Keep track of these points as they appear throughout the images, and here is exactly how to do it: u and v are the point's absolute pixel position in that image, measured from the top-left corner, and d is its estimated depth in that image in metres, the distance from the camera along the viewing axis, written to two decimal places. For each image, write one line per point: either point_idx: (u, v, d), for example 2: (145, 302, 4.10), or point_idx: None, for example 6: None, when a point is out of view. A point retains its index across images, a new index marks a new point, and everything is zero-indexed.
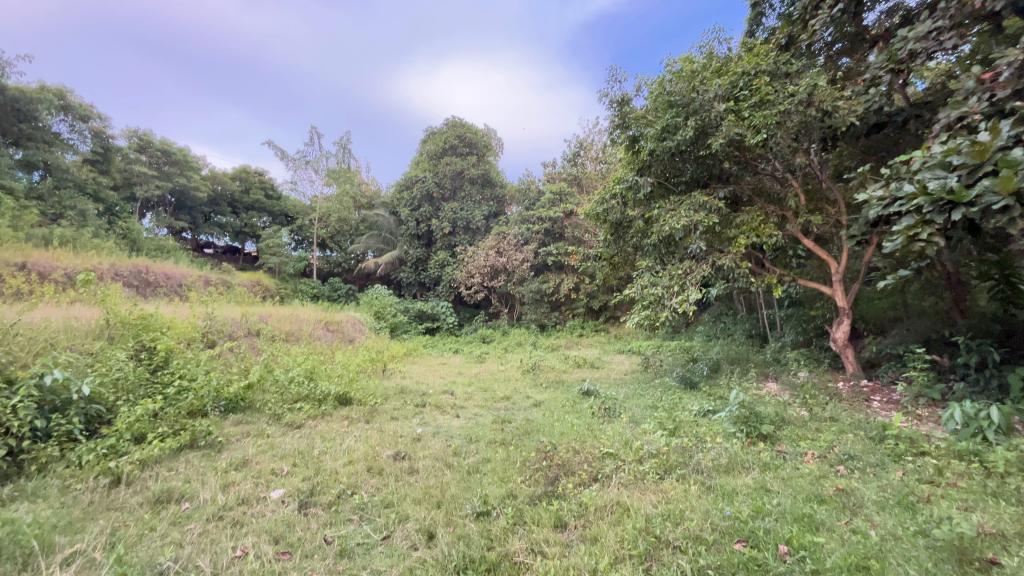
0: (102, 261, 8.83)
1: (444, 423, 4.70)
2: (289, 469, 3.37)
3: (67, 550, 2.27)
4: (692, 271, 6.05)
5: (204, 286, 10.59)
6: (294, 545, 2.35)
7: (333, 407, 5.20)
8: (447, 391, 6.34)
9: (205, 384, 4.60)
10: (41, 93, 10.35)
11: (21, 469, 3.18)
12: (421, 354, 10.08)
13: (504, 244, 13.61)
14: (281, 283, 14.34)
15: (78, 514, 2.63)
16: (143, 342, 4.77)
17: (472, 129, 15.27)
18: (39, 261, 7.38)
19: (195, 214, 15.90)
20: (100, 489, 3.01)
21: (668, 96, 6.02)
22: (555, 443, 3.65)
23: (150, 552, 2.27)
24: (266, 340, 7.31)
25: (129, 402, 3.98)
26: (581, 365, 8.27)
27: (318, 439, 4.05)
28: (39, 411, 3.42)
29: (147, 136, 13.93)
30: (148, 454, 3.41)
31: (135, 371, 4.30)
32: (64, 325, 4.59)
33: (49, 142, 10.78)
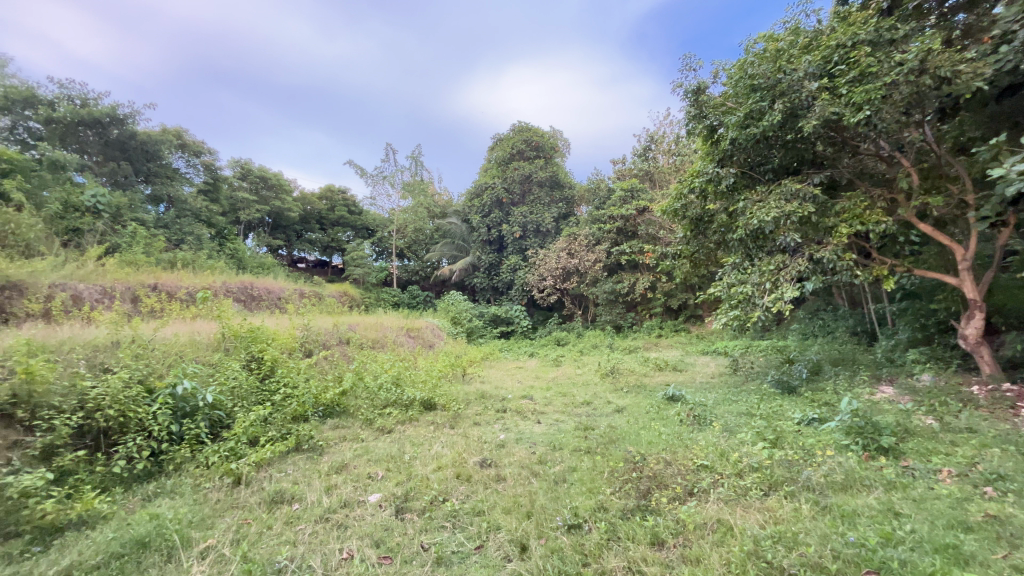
0: (216, 280, 9.90)
1: (526, 429, 4.70)
2: (383, 474, 3.53)
3: (202, 544, 2.54)
4: (786, 266, 5.55)
5: (299, 298, 11.53)
6: (394, 550, 2.45)
7: (418, 412, 5.40)
8: (526, 396, 6.35)
9: (306, 391, 4.97)
10: (163, 135, 11.98)
11: (161, 468, 3.64)
12: (498, 358, 10.22)
13: (576, 246, 13.43)
14: (365, 293, 15.26)
15: (209, 511, 2.95)
16: (253, 353, 5.26)
17: (539, 132, 15.30)
18: (168, 282, 8.43)
19: (289, 232, 17.36)
20: (223, 488, 3.34)
21: (750, 79, 5.62)
22: (644, 453, 3.50)
23: (270, 550, 2.48)
24: (355, 348, 7.78)
25: (244, 408, 4.41)
26: (663, 369, 7.92)
27: (408, 445, 4.22)
28: (173, 416, 3.90)
29: (248, 164, 15.48)
30: (262, 456, 3.75)
31: (248, 380, 4.76)
32: (190, 339, 5.19)
33: (171, 177, 12.35)
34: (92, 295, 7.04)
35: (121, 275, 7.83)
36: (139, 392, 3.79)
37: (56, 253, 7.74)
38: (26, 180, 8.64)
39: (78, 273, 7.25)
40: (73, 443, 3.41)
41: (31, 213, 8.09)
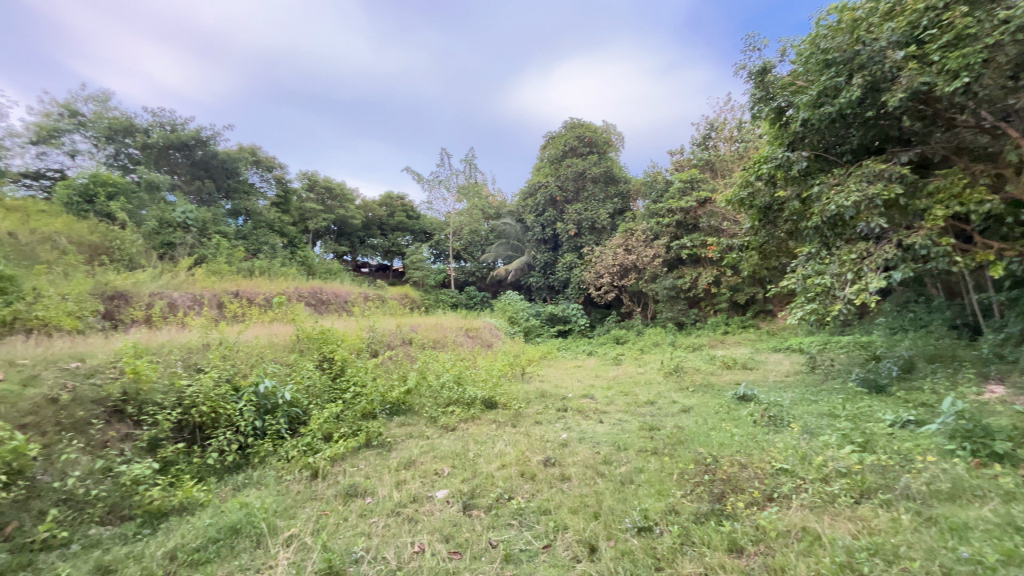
0: (290, 286, 10.57)
1: (588, 429, 4.63)
2: (449, 471, 3.61)
3: (286, 532, 2.71)
4: (870, 254, 5.10)
5: (364, 301, 12.06)
6: (463, 546, 2.49)
7: (480, 411, 5.47)
8: (586, 395, 6.26)
9: (374, 390, 5.18)
10: (240, 154, 12.97)
11: (248, 461, 3.92)
12: (556, 357, 10.17)
13: (633, 241, 13.08)
14: (424, 295, 15.72)
15: (291, 502, 3.14)
16: (325, 353, 5.56)
17: (592, 127, 15.06)
18: (248, 289, 9.11)
19: (353, 239, 18.21)
20: (302, 480, 3.55)
21: (824, 54, 5.20)
22: (716, 454, 3.33)
23: (347, 540, 2.59)
24: (418, 348, 8.02)
25: (318, 405, 4.67)
26: (732, 367, 7.53)
27: (471, 442, 4.28)
28: (257, 413, 4.21)
29: (314, 176, 16.43)
30: (336, 451, 3.94)
31: (321, 379, 5.04)
32: (269, 341, 5.58)
33: (248, 191, 13.36)
34: (185, 302, 7.73)
35: (208, 283, 8.56)
36: (227, 390, 4.12)
37: (154, 265, 8.59)
38: (129, 201, 9.68)
39: (172, 283, 8.00)
40: (173, 436, 3.77)
41: (133, 230, 9.05)
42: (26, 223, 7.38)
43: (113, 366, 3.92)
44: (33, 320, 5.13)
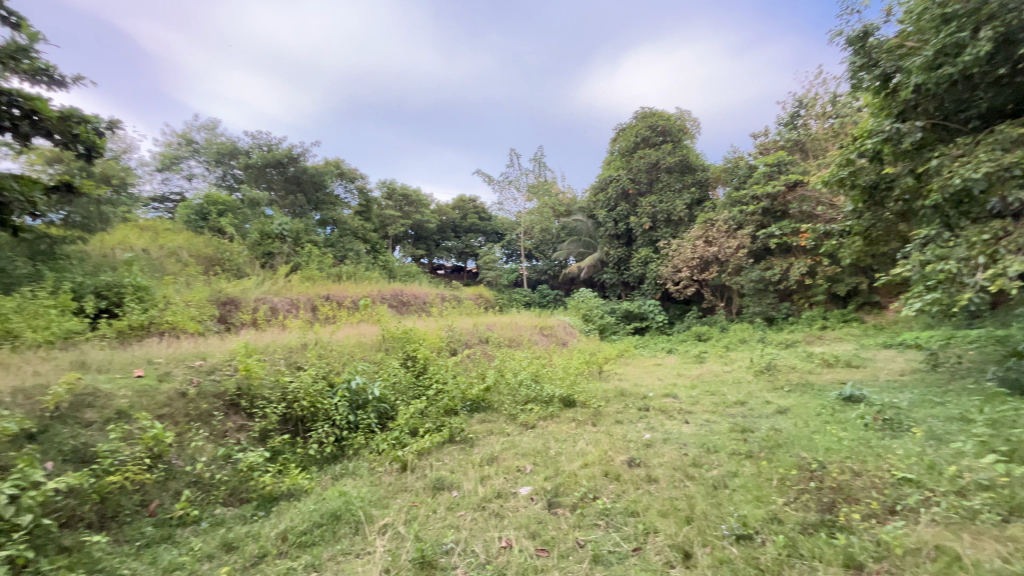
0: (374, 289, 11.20)
1: (673, 429, 4.43)
2: (531, 468, 3.62)
3: (381, 520, 2.86)
4: (1008, 234, 4.39)
5: (442, 302, 12.49)
6: (550, 544, 2.48)
7: (559, 409, 5.44)
8: (669, 394, 6.00)
9: (455, 387, 5.33)
10: (326, 168, 14.01)
11: (344, 452, 4.17)
12: (633, 355, 9.88)
13: (713, 232, 12.36)
14: (498, 295, 15.97)
15: (384, 492, 3.31)
16: (408, 352, 5.83)
17: (665, 115, 14.44)
18: (337, 292, 9.78)
19: (429, 242, 18.94)
20: (393, 472, 3.74)
21: (940, 8, 4.56)
22: (823, 460, 3.04)
23: (437, 532, 2.69)
24: (495, 346, 8.16)
25: (404, 402, 4.89)
26: (834, 365, 6.85)
27: (552, 440, 4.26)
28: (350, 408, 4.50)
29: (392, 184, 17.31)
30: (422, 446, 4.10)
31: (406, 377, 5.28)
32: (359, 341, 5.95)
33: (334, 202, 14.38)
34: (285, 306, 8.47)
35: (303, 289, 9.32)
36: (324, 387, 4.44)
37: (258, 273, 9.51)
38: (235, 217, 10.80)
39: (274, 289, 8.81)
40: (280, 428, 4.12)
41: (239, 243, 10.07)
42: (156, 241, 8.49)
43: (228, 364, 4.39)
44: (165, 324, 5.88)
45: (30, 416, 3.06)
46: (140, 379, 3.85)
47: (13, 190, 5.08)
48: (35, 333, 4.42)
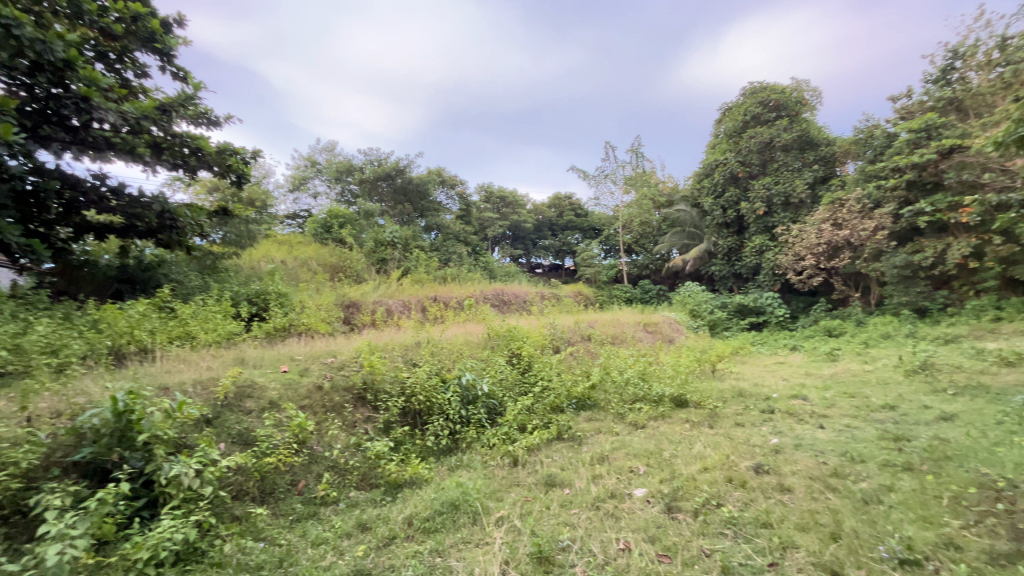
0: (477, 289, 11.63)
1: (806, 434, 3.98)
2: (645, 469, 3.48)
3: (497, 513, 2.94)
4: None
5: (541, 300, 12.59)
6: (672, 550, 2.36)
7: (670, 409, 5.18)
8: (797, 396, 5.40)
9: (560, 384, 5.33)
10: (429, 177, 14.89)
11: (458, 445, 4.37)
12: (750, 353, 9.08)
13: (843, 214, 10.93)
14: (598, 292, 15.69)
15: (498, 486, 3.40)
16: (513, 349, 5.97)
17: (778, 88, 13.08)
18: (443, 294, 10.32)
19: (527, 242, 19.19)
20: (505, 466, 3.83)
21: None
22: (1012, 479, 2.52)
23: (552, 528, 2.70)
24: (597, 344, 8.03)
25: (512, 398, 5.00)
26: (1015, 364, 5.67)
27: (665, 442, 4.07)
28: (462, 403, 4.71)
29: (490, 188, 17.85)
30: (531, 442, 4.14)
31: (512, 374, 5.41)
32: (466, 339, 6.22)
33: (438, 209, 15.21)
34: (399, 308, 9.14)
35: (414, 291, 9.98)
36: (438, 382, 4.71)
37: (374, 278, 10.38)
38: (353, 228, 11.89)
39: (389, 292, 9.56)
40: (400, 420, 4.43)
41: (357, 251, 11.06)
42: (292, 253, 9.67)
43: (355, 360, 4.84)
44: (301, 325, 6.65)
45: (207, 403, 3.64)
46: (286, 373, 4.39)
47: (184, 216, 6.24)
48: (206, 334, 5.27)
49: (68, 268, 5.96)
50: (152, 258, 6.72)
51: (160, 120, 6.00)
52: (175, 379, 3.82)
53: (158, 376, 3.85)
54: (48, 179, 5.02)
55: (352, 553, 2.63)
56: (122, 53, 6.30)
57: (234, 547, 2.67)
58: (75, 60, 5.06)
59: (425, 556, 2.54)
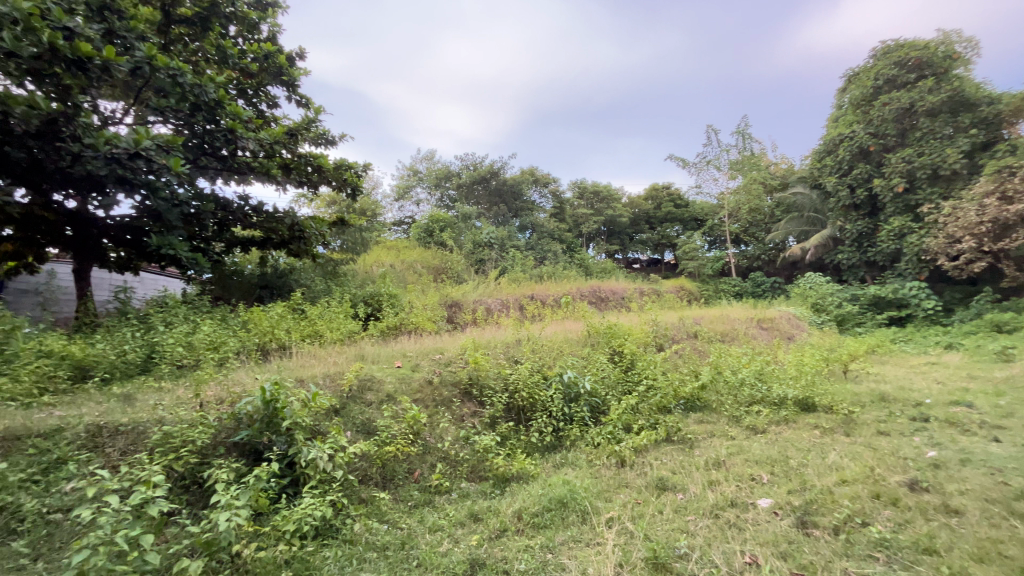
0: (573, 287, 11.55)
1: (975, 448, 3.36)
2: (769, 478, 3.19)
3: (606, 514, 2.87)
4: None
5: (641, 296, 12.13)
6: (809, 570, 2.13)
7: (794, 414, 4.69)
8: (959, 403, 4.59)
9: (667, 383, 5.07)
10: (523, 178, 15.12)
11: (562, 442, 4.35)
12: (892, 352, 7.91)
13: (1014, 185, 9.08)
14: (703, 286, 14.74)
15: (606, 486, 3.33)
16: (614, 347, 5.83)
17: (919, 44, 11.23)
18: (540, 292, 10.38)
19: (623, 237, 18.65)
20: (612, 466, 3.73)
21: None
22: None
23: (667, 534, 2.58)
24: (705, 341, 7.54)
25: (616, 397, 4.88)
26: None
27: (791, 449, 3.69)
28: (565, 400, 4.70)
29: (583, 183, 17.59)
30: (639, 443, 3.99)
31: (614, 372, 5.28)
32: (566, 336, 6.20)
33: (531, 208, 15.36)
34: (498, 306, 9.38)
35: (511, 290, 10.17)
36: (540, 379, 4.75)
37: (473, 278, 10.76)
38: (453, 231, 12.45)
39: (488, 291, 9.85)
40: (505, 415, 4.53)
41: (458, 253, 11.56)
42: (399, 257, 10.38)
43: (461, 357, 5.06)
44: (410, 324, 7.10)
45: (335, 395, 4.02)
46: (400, 368, 4.72)
47: (310, 228, 6.97)
48: (331, 332, 5.84)
49: (223, 277, 6.99)
50: (285, 266, 7.62)
51: (288, 143, 6.80)
52: (309, 373, 4.29)
53: (295, 370, 4.35)
54: (206, 202, 5.94)
55: (467, 542, 2.75)
56: (258, 88, 7.24)
57: (363, 527, 2.92)
58: (223, 99, 5.93)
59: (537, 551, 2.56)
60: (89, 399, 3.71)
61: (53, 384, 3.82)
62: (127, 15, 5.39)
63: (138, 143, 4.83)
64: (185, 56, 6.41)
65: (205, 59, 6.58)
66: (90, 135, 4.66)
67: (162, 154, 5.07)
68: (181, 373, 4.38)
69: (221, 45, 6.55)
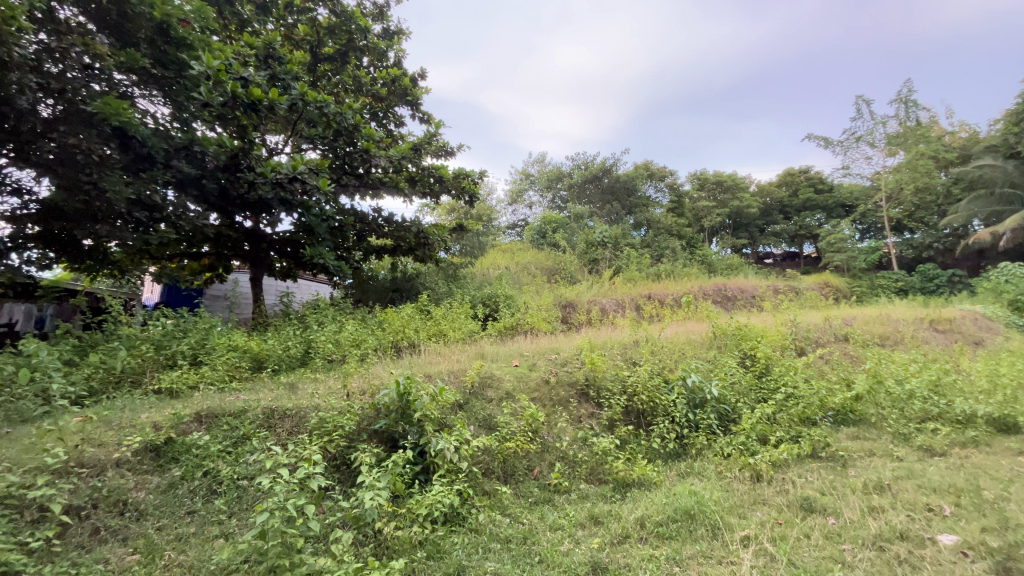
0: (695, 285, 10.85)
1: None
2: (952, 511, 2.66)
3: (742, 531, 2.64)
4: None
5: (775, 295, 10.94)
6: None
7: (987, 436, 3.86)
8: None
9: (811, 392, 4.49)
10: (636, 173, 14.64)
11: (687, 451, 4.10)
12: None
13: None
14: (853, 282, 12.81)
15: (740, 501, 3.05)
16: (746, 350, 5.35)
17: None
18: (658, 291, 9.92)
19: (752, 229, 17.02)
20: (746, 480, 3.41)
21: None
22: None
23: (816, 561, 2.29)
24: (859, 345, 6.55)
25: (748, 405, 4.48)
26: None
27: (985, 478, 3.03)
28: (689, 406, 4.42)
29: (703, 174, 16.41)
30: (777, 456, 3.59)
31: (746, 377, 4.84)
32: (688, 338, 5.82)
33: (646, 204, 14.79)
34: (614, 306, 9.17)
35: (627, 290, 9.88)
36: (661, 383, 4.54)
37: (587, 278, 10.64)
38: (566, 232, 12.49)
39: (603, 291, 9.69)
40: (624, 419, 4.40)
41: (570, 254, 11.55)
42: (515, 259, 10.69)
43: (577, 358, 5.03)
44: (527, 324, 7.25)
45: (459, 390, 4.28)
46: (518, 367, 4.86)
47: (433, 235, 7.57)
48: (455, 332, 6.21)
49: (362, 282, 7.83)
50: (413, 271, 8.29)
51: (413, 158, 7.41)
52: (436, 369, 4.61)
53: (424, 366, 4.72)
54: (347, 216, 6.72)
55: (588, 544, 2.72)
56: (388, 110, 8.00)
57: (487, 518, 3.05)
58: (359, 123, 6.68)
59: (662, 562, 2.45)
60: (264, 386, 4.42)
61: (239, 372, 4.63)
62: (285, 60, 6.37)
63: (295, 168, 5.74)
64: (329, 89, 7.35)
65: (344, 89, 7.47)
66: (260, 165, 5.61)
67: (313, 176, 5.91)
68: (331, 365, 5.02)
69: (357, 75, 7.40)
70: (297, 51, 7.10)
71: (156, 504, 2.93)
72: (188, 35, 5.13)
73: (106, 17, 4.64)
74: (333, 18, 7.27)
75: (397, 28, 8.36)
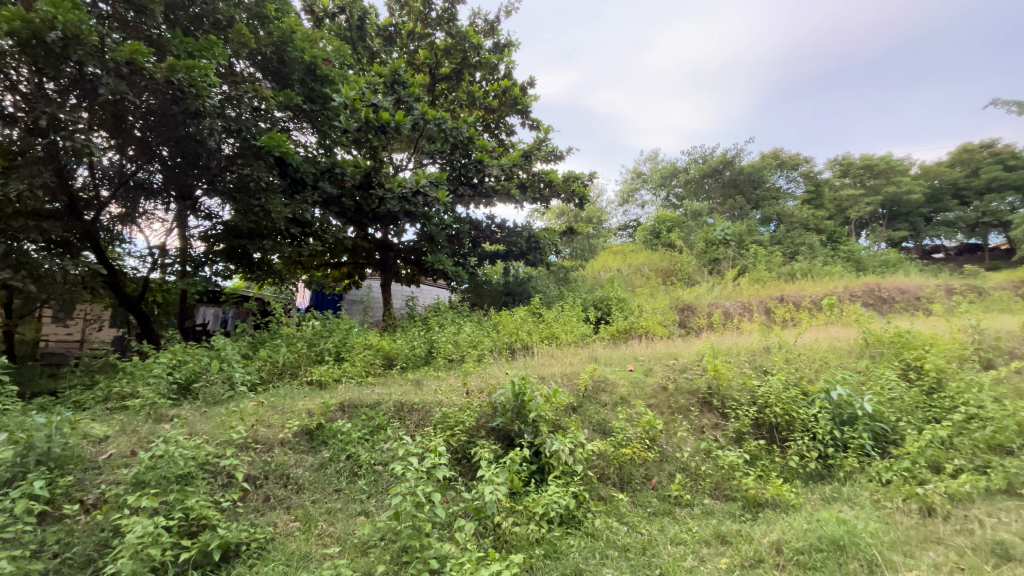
0: (838, 286, 9.51)
1: None
2: None
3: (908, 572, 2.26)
4: None
5: (948, 296, 9.15)
6: None
7: None
8: None
9: (1002, 413, 3.68)
10: (764, 163, 13.39)
11: (833, 473, 3.61)
12: None
13: None
14: None
15: (904, 536, 2.61)
16: (909, 361, 4.56)
17: None
18: (792, 293, 8.90)
19: (913, 219, 14.69)
20: (913, 514, 2.90)
21: None
22: None
23: None
24: None
25: (913, 425, 3.81)
26: None
27: None
28: (834, 422, 3.90)
29: (847, 159, 14.43)
30: (955, 488, 3.00)
31: (910, 393, 4.13)
32: (832, 345, 5.13)
33: (776, 197, 13.31)
34: (739, 309, 8.44)
35: (754, 291, 9.03)
36: (798, 394, 4.08)
37: (707, 279, 9.92)
38: (681, 231, 11.85)
39: (726, 293, 8.98)
40: (755, 432, 4.02)
41: (687, 253, 10.90)
42: (627, 261, 10.40)
43: (697, 364, 4.72)
44: (640, 328, 6.97)
45: (572, 393, 4.28)
46: (632, 372, 4.71)
47: (544, 239, 7.69)
48: (566, 335, 6.22)
49: (477, 286, 8.21)
50: (524, 275, 8.51)
51: (524, 164, 7.62)
52: (549, 371, 4.66)
53: (537, 368, 4.81)
54: (464, 224, 7.13)
55: (715, 563, 2.54)
56: (499, 120, 8.34)
57: (603, 524, 3.01)
58: (473, 136, 7.05)
59: None
60: (395, 381, 4.87)
61: (373, 369, 5.16)
62: (408, 83, 6.99)
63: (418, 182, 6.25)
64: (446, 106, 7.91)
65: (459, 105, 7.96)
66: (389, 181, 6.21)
67: (433, 189, 6.37)
68: (451, 365, 5.35)
69: (470, 90, 7.83)
70: (419, 75, 7.75)
71: (311, 480, 3.38)
72: (330, 72, 5.91)
73: (270, 64, 5.55)
74: (450, 39, 7.76)
75: (507, 41, 8.68)
